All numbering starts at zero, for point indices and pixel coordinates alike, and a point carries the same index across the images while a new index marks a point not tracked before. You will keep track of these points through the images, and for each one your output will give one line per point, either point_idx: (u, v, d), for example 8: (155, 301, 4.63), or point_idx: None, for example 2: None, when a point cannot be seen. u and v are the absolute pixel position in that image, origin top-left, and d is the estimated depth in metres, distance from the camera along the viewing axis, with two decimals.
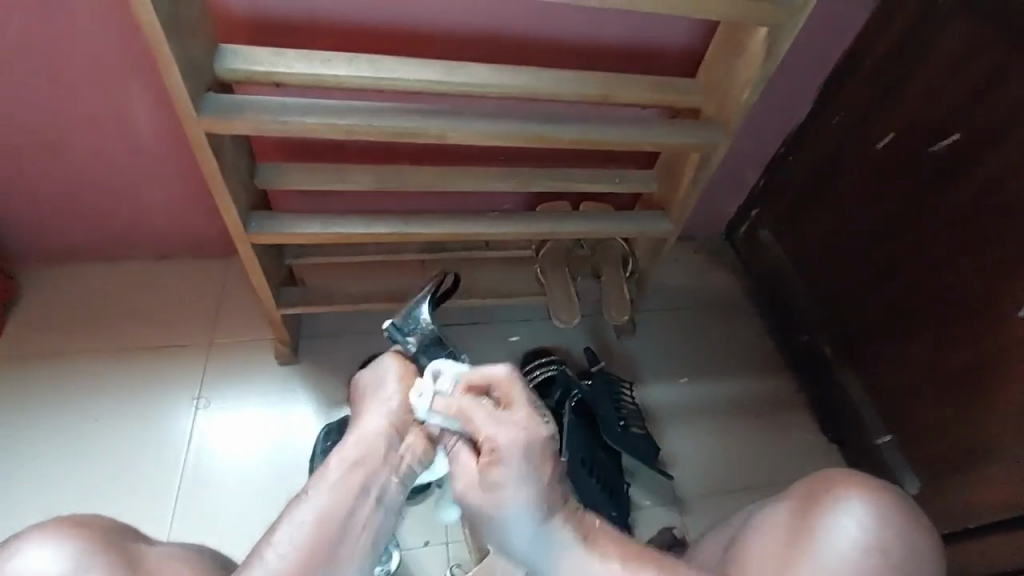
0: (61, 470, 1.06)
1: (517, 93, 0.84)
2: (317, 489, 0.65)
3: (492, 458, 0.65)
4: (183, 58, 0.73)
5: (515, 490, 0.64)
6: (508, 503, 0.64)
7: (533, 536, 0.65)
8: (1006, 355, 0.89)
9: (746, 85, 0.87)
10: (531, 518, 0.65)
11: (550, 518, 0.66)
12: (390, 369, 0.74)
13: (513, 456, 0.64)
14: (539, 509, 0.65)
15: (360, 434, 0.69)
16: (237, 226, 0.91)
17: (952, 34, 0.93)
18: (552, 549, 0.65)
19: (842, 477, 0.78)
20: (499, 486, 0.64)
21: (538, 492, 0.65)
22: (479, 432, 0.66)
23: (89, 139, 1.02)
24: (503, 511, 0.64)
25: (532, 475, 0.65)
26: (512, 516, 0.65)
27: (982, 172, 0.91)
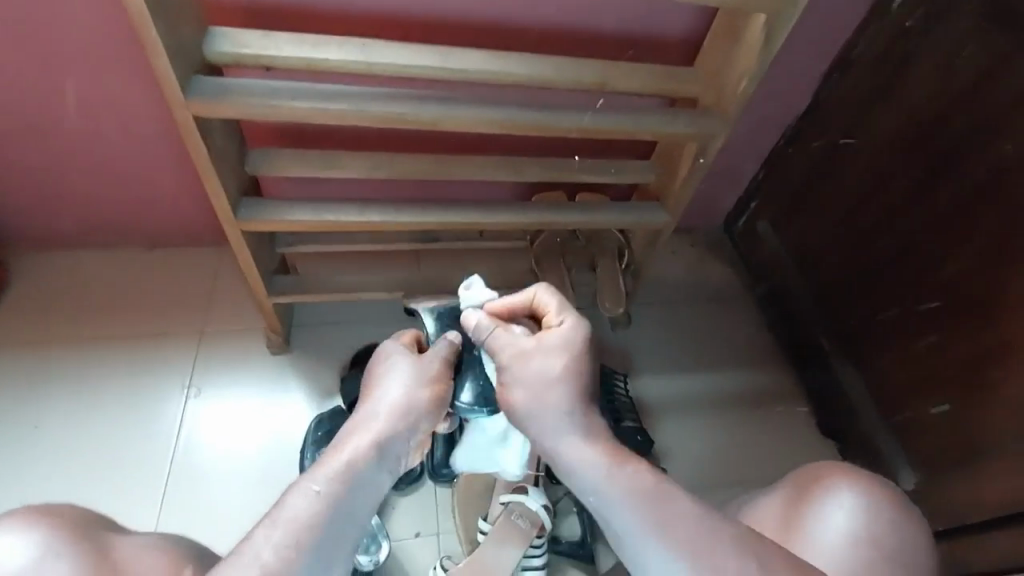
0: (50, 459, 1.06)
1: (512, 79, 0.82)
2: (322, 483, 0.62)
3: (528, 367, 0.67)
4: (171, 41, 0.72)
5: (546, 396, 0.66)
6: (540, 402, 0.66)
7: (559, 440, 0.65)
8: (1007, 353, 0.88)
9: (745, 74, 0.85)
10: (563, 433, 0.65)
11: (575, 429, 0.65)
12: (413, 375, 0.73)
13: (548, 362, 0.67)
14: (568, 417, 0.65)
15: (373, 428, 0.67)
16: (226, 212, 0.90)
17: (955, 25, 0.90)
18: (575, 458, 0.64)
19: (830, 470, 0.78)
20: (534, 387, 0.66)
21: (569, 400, 0.66)
22: (513, 345, 0.69)
23: (77, 124, 1.01)
24: (533, 414, 0.66)
25: (564, 378, 0.66)
26: (543, 419, 0.66)
27: (989, 161, 0.88)
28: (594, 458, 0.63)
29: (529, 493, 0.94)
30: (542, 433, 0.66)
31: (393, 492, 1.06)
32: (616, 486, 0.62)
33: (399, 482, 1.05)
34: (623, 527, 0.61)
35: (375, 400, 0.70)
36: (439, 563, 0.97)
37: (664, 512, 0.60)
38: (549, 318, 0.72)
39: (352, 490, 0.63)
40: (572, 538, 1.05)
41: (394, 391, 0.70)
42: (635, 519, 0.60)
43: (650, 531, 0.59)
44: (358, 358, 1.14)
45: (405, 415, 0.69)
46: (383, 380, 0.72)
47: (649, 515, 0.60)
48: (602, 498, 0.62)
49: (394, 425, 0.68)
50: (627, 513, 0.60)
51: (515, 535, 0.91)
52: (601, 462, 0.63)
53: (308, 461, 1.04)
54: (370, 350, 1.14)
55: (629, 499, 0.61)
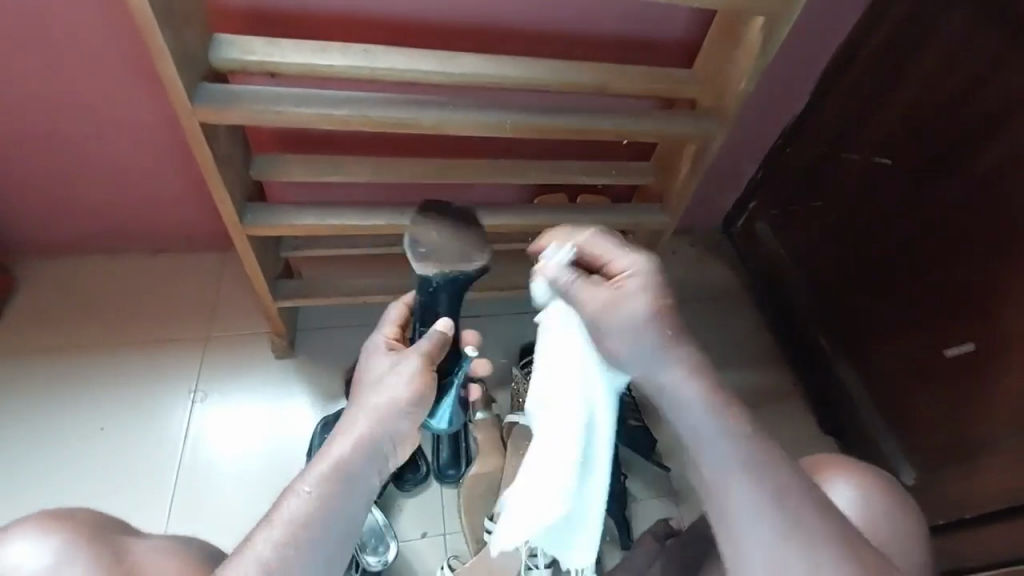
0: (57, 465, 1.06)
1: (514, 83, 0.83)
2: (312, 482, 0.61)
3: (614, 313, 0.61)
4: (177, 49, 0.72)
5: (641, 337, 0.61)
6: (637, 331, 0.61)
7: (655, 380, 0.62)
8: (1001, 349, 0.89)
9: (742, 76, 0.87)
10: (659, 376, 0.62)
11: (673, 364, 0.61)
12: (400, 369, 0.68)
13: (631, 299, 0.61)
14: (666, 358, 0.61)
15: (358, 425, 0.64)
16: (232, 217, 0.91)
17: (948, 27, 0.92)
18: (670, 397, 0.61)
19: (835, 463, 0.79)
20: (621, 328, 0.61)
21: (663, 343, 0.61)
22: (592, 296, 0.63)
23: (82, 132, 1.01)
24: (629, 349, 0.62)
25: (653, 319, 0.60)
26: (641, 352, 0.61)
27: (980, 161, 0.90)
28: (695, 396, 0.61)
29: None
30: (635, 368, 0.63)
31: (400, 493, 1.07)
32: (709, 432, 0.60)
33: (406, 484, 1.06)
34: (712, 472, 0.60)
35: (362, 398, 0.67)
36: (446, 563, 0.98)
37: (753, 457, 0.59)
38: (615, 262, 0.63)
39: (343, 489, 0.62)
40: None
41: (380, 387, 0.67)
42: (727, 466, 0.59)
43: (741, 476, 0.59)
44: None
45: (392, 410, 0.65)
46: (371, 375, 0.69)
47: (742, 457, 0.59)
48: (696, 440, 0.61)
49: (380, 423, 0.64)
50: (723, 449, 0.59)
51: (520, 538, 0.88)
52: (699, 408, 0.60)
53: (314, 464, 1.05)
54: None
55: (721, 443, 0.60)
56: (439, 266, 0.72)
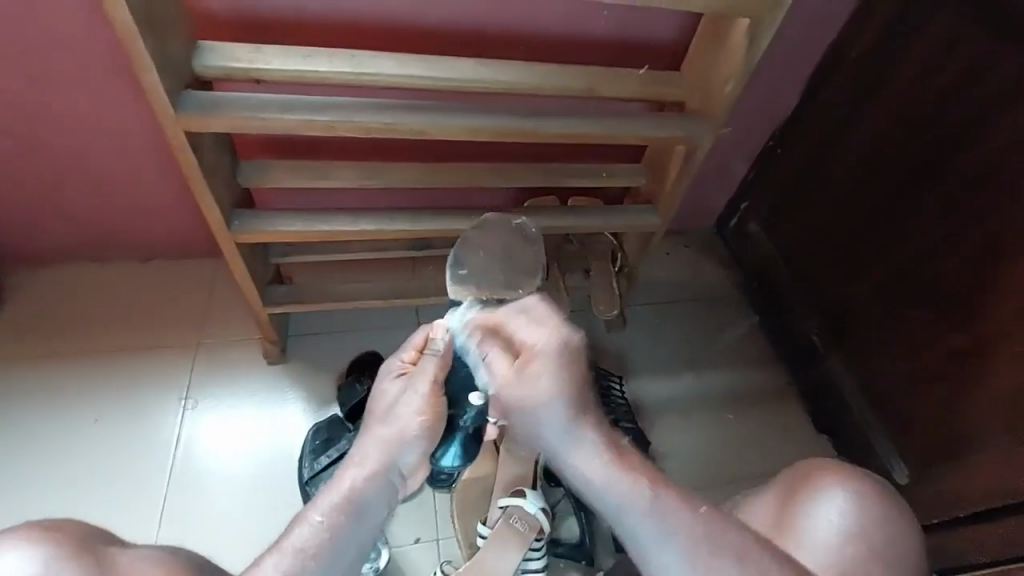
0: (48, 476, 1.06)
1: (500, 87, 0.83)
2: (323, 514, 0.63)
3: (521, 387, 0.70)
4: (160, 57, 0.72)
5: (536, 406, 0.70)
6: (533, 394, 0.70)
7: (565, 452, 0.69)
8: (994, 348, 0.89)
9: (729, 78, 0.86)
10: (569, 444, 0.69)
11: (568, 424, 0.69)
12: (409, 401, 0.72)
13: (530, 374, 0.70)
14: (569, 428, 0.69)
15: (369, 457, 0.68)
16: (219, 224, 0.90)
17: (937, 27, 0.92)
18: (579, 467, 0.67)
19: (825, 468, 0.78)
20: (529, 400, 0.70)
21: (566, 414, 0.69)
22: (498, 362, 0.72)
23: (69, 140, 1.01)
24: (539, 426, 0.70)
25: (555, 393, 0.69)
26: (538, 414, 0.70)
27: (969, 159, 0.90)
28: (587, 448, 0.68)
29: (527, 497, 0.94)
30: (548, 444, 0.70)
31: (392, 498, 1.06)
32: (615, 493, 0.64)
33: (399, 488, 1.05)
34: (628, 530, 0.63)
35: (373, 430, 0.71)
36: (439, 568, 0.98)
37: (664, 511, 0.63)
38: (527, 343, 0.71)
39: (354, 519, 0.64)
40: (571, 540, 1.06)
41: (390, 418, 0.71)
42: (639, 522, 0.63)
43: (653, 526, 0.62)
44: (355, 364, 1.14)
45: (400, 440, 0.70)
46: (379, 407, 0.73)
47: (652, 513, 0.63)
48: (607, 502, 0.65)
49: (390, 453, 0.69)
50: (618, 497, 0.64)
51: (513, 539, 0.88)
52: (605, 472, 0.66)
53: (306, 471, 1.04)
54: (366, 357, 1.15)
55: (627, 502, 0.64)
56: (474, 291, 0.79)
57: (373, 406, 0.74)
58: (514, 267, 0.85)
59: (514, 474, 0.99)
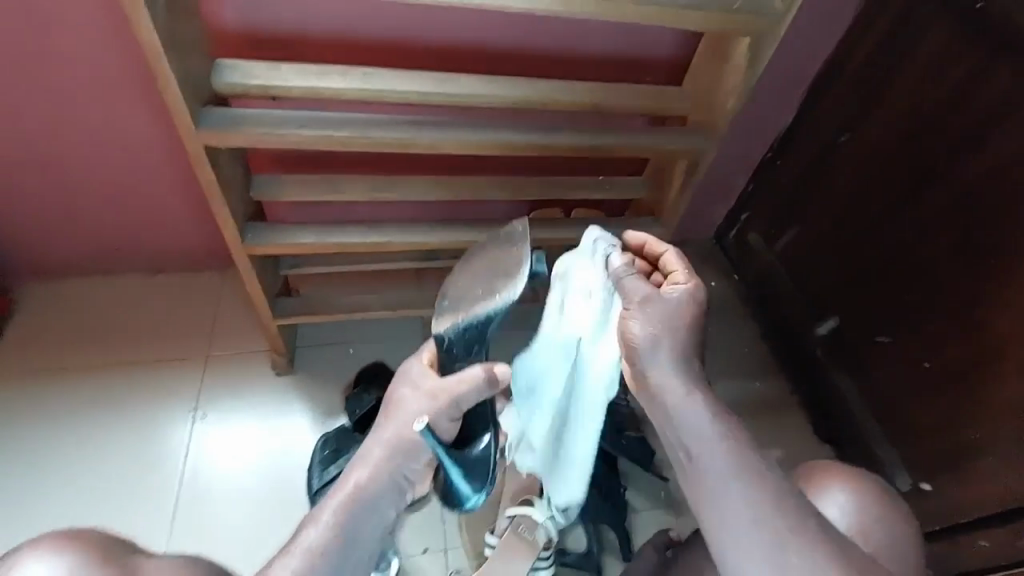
0: (55, 488, 1.06)
1: (510, 103, 0.86)
2: (330, 514, 0.63)
3: (650, 307, 0.67)
4: (181, 74, 0.74)
5: (654, 352, 0.66)
6: (654, 335, 0.66)
7: (673, 395, 0.65)
8: (991, 355, 0.91)
9: (730, 95, 0.90)
10: (683, 393, 0.65)
11: (679, 389, 0.65)
12: (415, 406, 0.67)
13: (661, 308, 0.66)
14: (683, 370, 0.66)
15: (374, 458, 0.65)
16: (234, 237, 0.92)
17: (928, 44, 0.96)
18: (686, 415, 0.64)
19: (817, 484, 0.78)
20: (648, 321, 0.66)
21: (680, 356, 0.66)
22: (637, 290, 0.68)
23: (84, 154, 1.03)
24: (652, 357, 0.66)
25: (686, 320, 0.66)
26: (653, 362, 0.66)
27: (963, 171, 0.93)
28: (695, 410, 0.65)
29: (537, 505, 0.92)
30: (658, 381, 0.66)
31: None
32: (714, 456, 0.63)
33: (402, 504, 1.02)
34: (714, 493, 0.62)
35: (379, 430, 0.67)
36: None
37: (758, 482, 0.61)
38: (672, 274, 0.70)
39: (360, 520, 0.64)
40: (579, 549, 1.06)
41: (396, 423, 0.67)
42: (731, 489, 0.61)
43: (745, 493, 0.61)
44: (362, 376, 1.15)
45: (405, 446, 0.66)
46: (387, 410, 0.69)
47: (748, 481, 0.61)
48: (703, 461, 0.63)
49: (395, 458, 0.65)
50: (722, 472, 0.62)
51: (523, 546, 0.89)
52: (704, 427, 0.64)
53: (315, 481, 1.05)
54: (374, 368, 1.16)
55: (727, 467, 0.62)
56: (452, 318, 0.74)
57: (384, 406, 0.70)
58: (497, 266, 0.76)
59: (523, 483, 0.98)
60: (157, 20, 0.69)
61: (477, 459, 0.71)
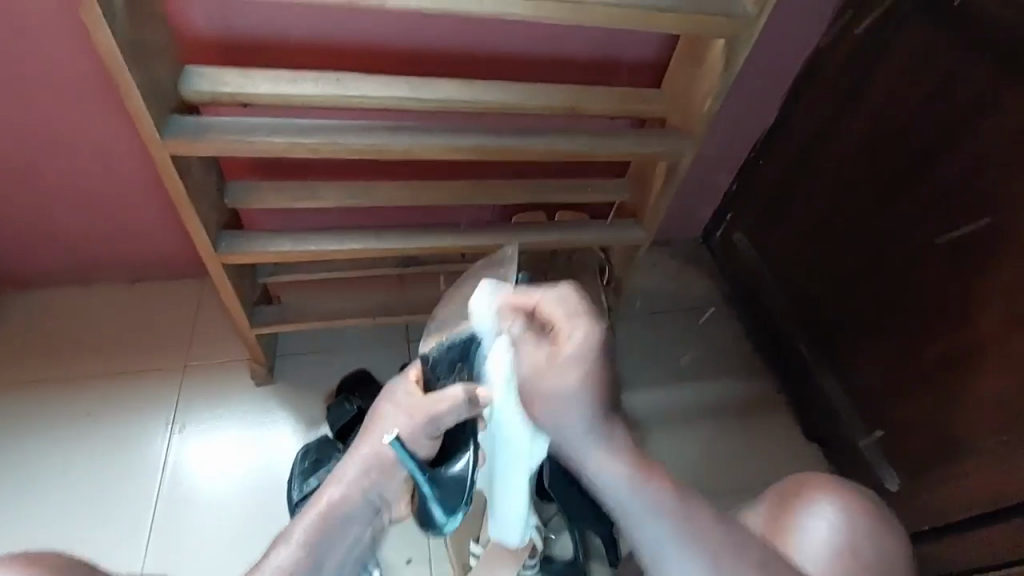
0: (28, 505, 1.03)
1: (485, 107, 0.85)
2: (301, 533, 0.59)
3: (546, 371, 0.55)
4: (147, 83, 0.73)
5: (560, 410, 0.55)
6: (555, 403, 0.55)
7: (587, 457, 0.57)
8: (974, 353, 0.91)
9: (707, 96, 0.89)
10: (590, 451, 0.57)
11: (595, 458, 0.56)
12: (393, 421, 0.62)
13: (566, 376, 0.54)
14: (597, 429, 0.56)
15: (348, 474, 0.61)
16: (207, 246, 0.90)
17: (907, 43, 0.96)
18: (603, 473, 0.57)
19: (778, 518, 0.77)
20: (534, 386, 0.56)
21: (593, 412, 0.55)
22: (531, 359, 0.56)
23: (54, 163, 1.01)
24: (558, 422, 0.56)
25: (574, 378, 0.54)
26: (566, 430, 0.56)
27: (942, 171, 0.93)
28: (614, 473, 0.56)
29: None
30: (569, 446, 0.57)
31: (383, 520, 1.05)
32: (636, 504, 0.57)
33: None
34: (642, 538, 0.58)
35: (355, 445, 0.63)
36: None
37: (687, 520, 0.57)
38: (560, 327, 0.55)
39: (333, 540, 0.60)
40: (564, 557, 1.05)
41: (372, 438, 0.62)
42: (656, 533, 0.57)
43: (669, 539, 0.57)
44: (344, 384, 1.14)
45: (380, 464, 0.61)
46: (364, 423, 0.64)
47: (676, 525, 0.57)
48: (627, 515, 0.58)
49: (369, 476, 0.61)
50: (653, 529, 0.57)
51: (506, 555, 0.89)
52: (626, 483, 0.56)
53: (296, 493, 1.02)
54: (355, 376, 1.15)
55: (649, 516, 0.57)
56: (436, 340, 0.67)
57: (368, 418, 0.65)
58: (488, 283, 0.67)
59: None
60: (118, 27, 0.67)
61: (455, 482, 0.63)
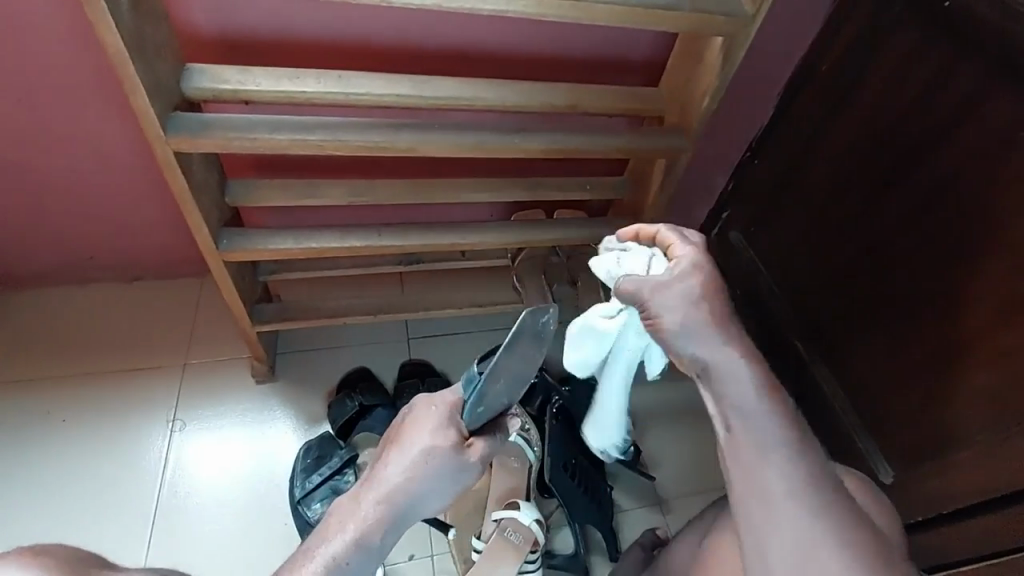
0: (28, 503, 1.03)
1: (486, 104, 0.85)
2: (335, 545, 0.59)
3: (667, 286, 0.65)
4: (149, 79, 0.73)
5: (692, 319, 0.64)
6: (688, 311, 0.64)
7: (709, 350, 0.64)
8: (966, 346, 0.92)
9: (705, 94, 0.90)
10: (755, 419, 0.63)
11: (715, 350, 0.64)
12: (431, 442, 0.63)
13: (685, 286, 0.65)
14: (724, 333, 0.65)
15: (385, 489, 0.62)
16: (208, 243, 0.90)
17: (899, 43, 0.97)
18: (724, 369, 0.64)
19: None
20: (672, 320, 0.65)
21: (719, 313, 0.65)
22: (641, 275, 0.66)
23: (52, 161, 1.01)
24: (686, 316, 0.64)
25: (701, 297, 0.65)
26: (692, 326, 0.64)
27: (936, 168, 0.94)
28: (733, 372, 0.64)
29: (521, 508, 0.92)
30: (730, 409, 0.64)
31: None
32: (771, 479, 0.61)
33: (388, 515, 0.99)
34: (763, 519, 0.60)
35: (389, 460, 0.63)
36: None
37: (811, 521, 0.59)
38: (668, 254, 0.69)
39: (366, 553, 0.60)
40: (566, 551, 1.06)
41: (409, 456, 0.63)
42: (780, 517, 0.60)
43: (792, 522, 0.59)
44: (346, 382, 1.16)
45: (416, 482, 0.62)
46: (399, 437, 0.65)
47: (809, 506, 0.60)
48: (740, 417, 0.63)
49: (405, 493, 0.62)
50: (768, 433, 0.62)
51: (510, 550, 0.89)
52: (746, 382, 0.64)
53: (297, 490, 1.03)
54: (357, 373, 1.16)
55: (785, 494, 0.60)
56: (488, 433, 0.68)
57: (398, 428, 0.66)
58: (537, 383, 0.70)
59: (507, 487, 0.99)
60: (123, 25, 0.67)
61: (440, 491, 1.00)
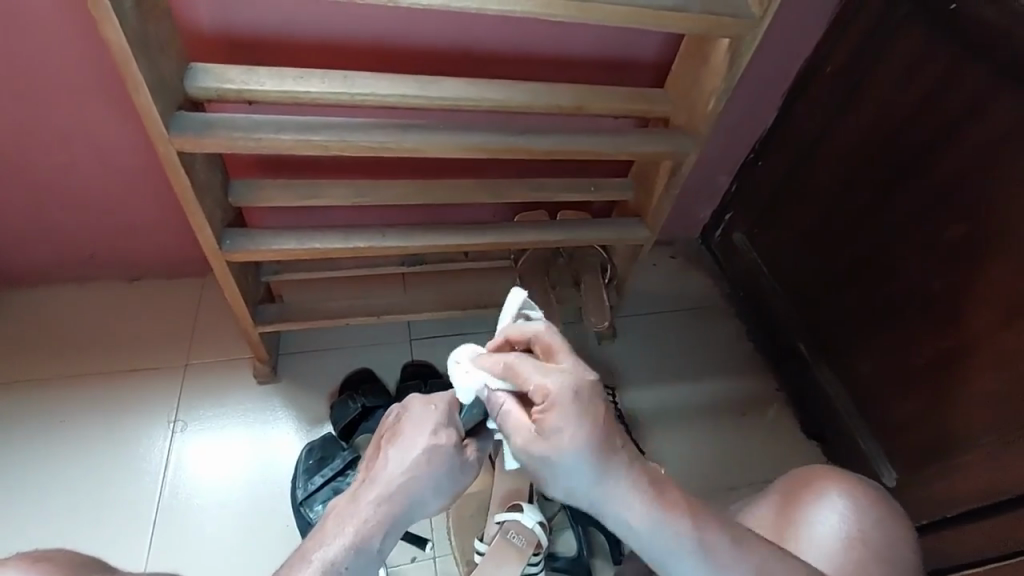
0: (27, 505, 1.02)
1: (491, 105, 0.85)
2: (335, 548, 0.57)
3: (539, 447, 0.54)
4: (153, 78, 0.72)
5: (572, 474, 0.54)
6: (565, 470, 0.54)
7: (603, 501, 0.55)
8: (970, 350, 0.92)
9: (711, 96, 0.90)
10: (675, 546, 0.55)
11: (610, 498, 0.55)
12: (430, 441, 0.64)
13: (557, 445, 0.53)
14: (609, 480, 0.54)
15: (385, 488, 0.62)
16: (210, 243, 0.90)
17: (905, 44, 0.97)
18: (622, 515, 0.55)
19: (824, 475, 0.79)
20: (556, 479, 0.55)
21: (596, 465, 0.53)
22: (517, 429, 0.56)
23: (54, 160, 1.00)
24: (566, 481, 0.54)
25: (604, 399, 0.57)
26: (574, 485, 0.54)
27: (942, 170, 0.94)
28: (632, 514, 0.55)
29: (525, 510, 0.93)
30: (646, 549, 0.56)
31: None
32: None
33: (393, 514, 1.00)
34: None
35: (389, 460, 0.64)
36: None
37: None
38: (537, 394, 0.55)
39: (366, 556, 0.58)
40: (569, 553, 1.06)
41: (409, 454, 0.63)
42: None
43: None
44: (348, 383, 1.15)
45: (416, 481, 0.62)
46: (398, 437, 0.66)
47: None
48: (653, 552, 0.56)
49: (405, 492, 0.62)
50: (687, 562, 0.55)
51: (512, 553, 0.87)
52: (649, 518, 0.55)
53: (299, 491, 1.03)
54: (359, 375, 1.16)
55: None
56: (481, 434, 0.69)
57: (395, 426, 0.67)
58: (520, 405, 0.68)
59: (511, 488, 1.00)
60: (126, 24, 0.67)
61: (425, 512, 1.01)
